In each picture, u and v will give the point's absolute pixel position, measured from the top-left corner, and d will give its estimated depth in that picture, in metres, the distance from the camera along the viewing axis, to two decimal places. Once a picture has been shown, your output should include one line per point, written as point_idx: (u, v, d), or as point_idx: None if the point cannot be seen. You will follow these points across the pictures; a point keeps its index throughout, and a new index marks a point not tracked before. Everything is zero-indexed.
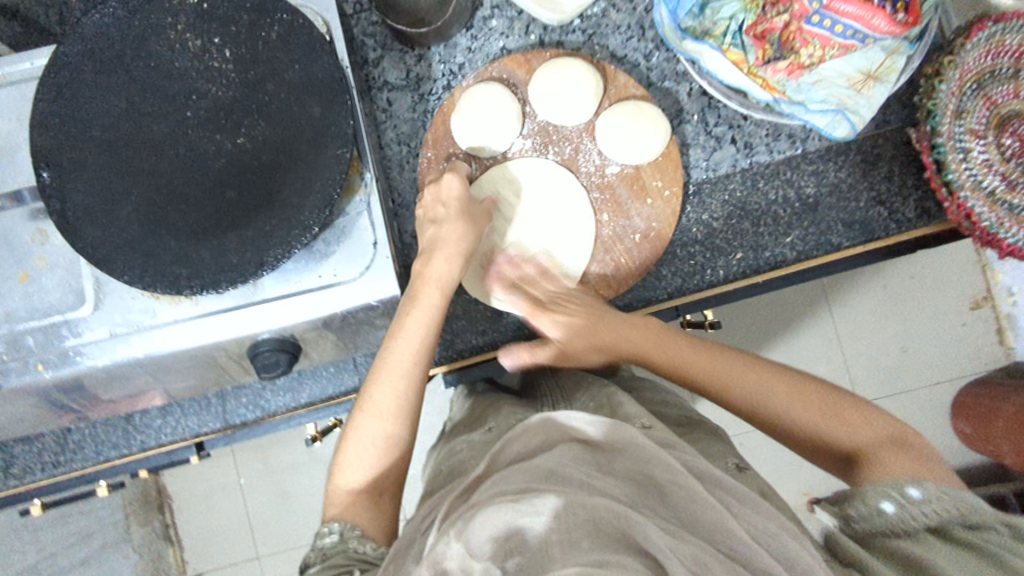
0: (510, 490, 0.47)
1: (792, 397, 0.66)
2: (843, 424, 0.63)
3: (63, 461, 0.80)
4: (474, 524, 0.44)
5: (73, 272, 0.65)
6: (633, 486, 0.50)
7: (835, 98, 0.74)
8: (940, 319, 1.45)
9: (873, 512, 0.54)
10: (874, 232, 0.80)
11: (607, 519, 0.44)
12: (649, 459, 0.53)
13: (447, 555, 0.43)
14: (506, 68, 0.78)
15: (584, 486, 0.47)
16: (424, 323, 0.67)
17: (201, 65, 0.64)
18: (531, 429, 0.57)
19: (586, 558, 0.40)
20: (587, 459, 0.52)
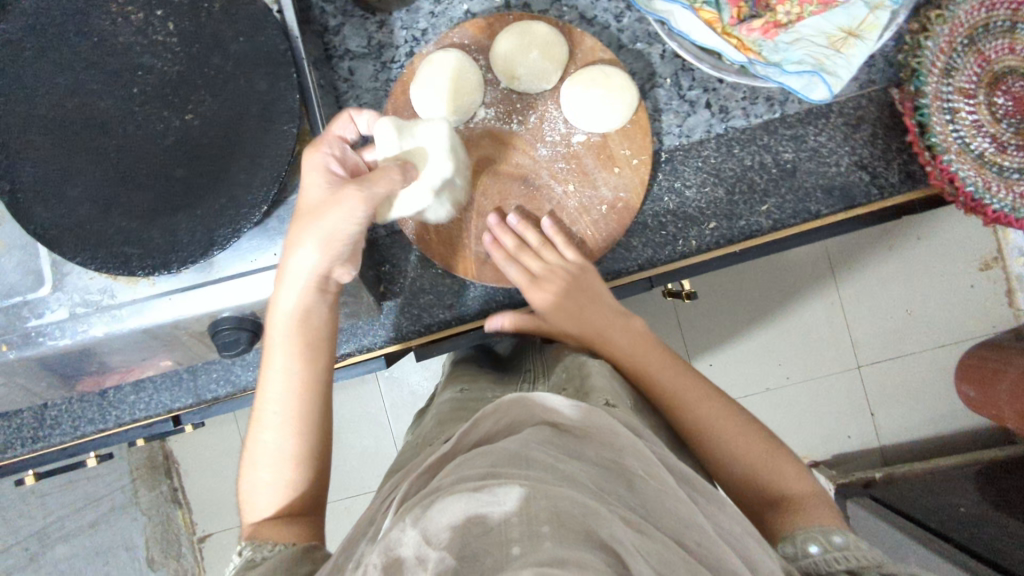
0: (476, 472, 0.46)
1: (747, 442, 0.65)
2: (772, 464, 0.64)
3: (41, 437, 0.81)
4: (432, 512, 0.42)
5: (30, 253, 0.65)
6: (600, 472, 0.49)
7: (813, 57, 0.70)
8: (943, 282, 1.42)
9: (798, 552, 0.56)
10: (855, 199, 0.76)
11: (573, 513, 0.42)
12: (620, 448, 0.53)
13: (398, 543, 0.41)
14: (468, 34, 0.75)
15: (550, 471, 0.46)
16: (289, 354, 0.66)
17: (145, 39, 0.62)
18: (503, 406, 0.57)
19: (545, 555, 0.38)
20: (554, 441, 0.52)
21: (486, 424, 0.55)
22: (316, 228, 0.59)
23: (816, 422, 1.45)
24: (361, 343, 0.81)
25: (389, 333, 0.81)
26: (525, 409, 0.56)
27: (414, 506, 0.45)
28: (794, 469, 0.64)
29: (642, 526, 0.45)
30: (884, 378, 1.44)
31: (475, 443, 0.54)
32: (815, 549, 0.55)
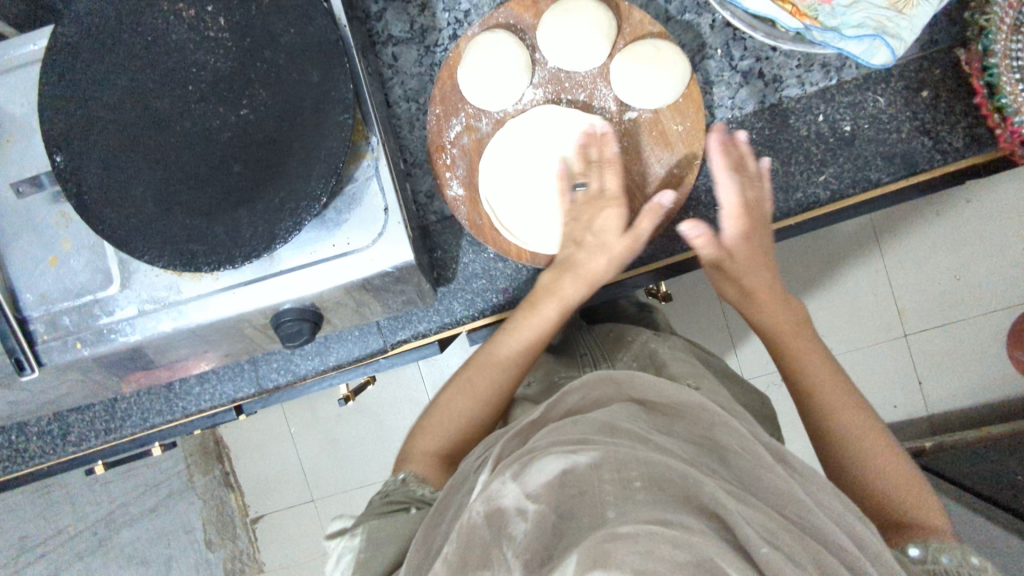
0: (566, 439, 0.46)
1: (878, 444, 0.65)
2: (906, 478, 0.63)
3: (113, 428, 0.84)
4: (530, 471, 0.43)
5: (98, 253, 0.67)
6: (693, 446, 0.48)
7: (873, 20, 0.67)
8: (1001, 245, 1.36)
9: (926, 558, 0.57)
10: (917, 165, 0.74)
11: (675, 481, 0.41)
12: (712, 423, 0.51)
13: (501, 496, 0.42)
14: (513, 13, 0.74)
15: (640, 440, 0.45)
16: (545, 333, 0.69)
17: (197, 36, 0.62)
18: (589, 384, 0.56)
19: (647, 516, 0.37)
20: (643, 417, 0.51)
21: (577, 397, 0.55)
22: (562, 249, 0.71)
23: (865, 393, 1.43)
24: (417, 330, 0.81)
25: (445, 318, 0.81)
26: (613, 387, 0.55)
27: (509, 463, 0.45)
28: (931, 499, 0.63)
29: (742, 495, 0.43)
30: (935, 345, 1.41)
31: (561, 417, 0.53)
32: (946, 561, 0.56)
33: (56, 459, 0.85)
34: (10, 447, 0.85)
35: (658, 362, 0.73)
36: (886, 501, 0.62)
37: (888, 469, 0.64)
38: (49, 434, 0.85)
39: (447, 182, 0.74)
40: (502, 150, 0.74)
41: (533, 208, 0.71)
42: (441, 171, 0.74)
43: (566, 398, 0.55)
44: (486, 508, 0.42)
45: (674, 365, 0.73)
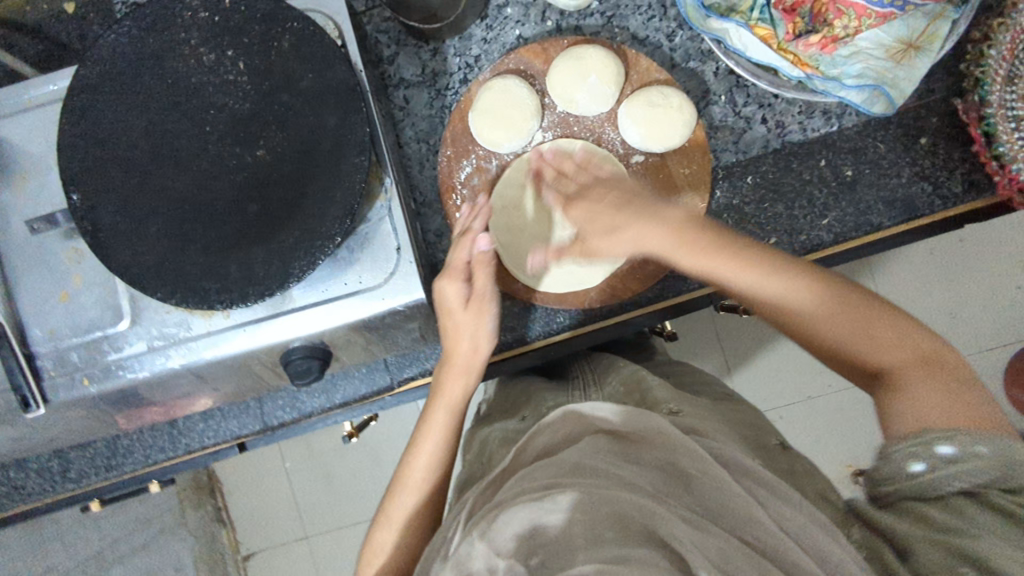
0: (533, 486, 0.48)
1: (844, 316, 0.63)
2: (881, 337, 0.61)
3: (115, 464, 0.84)
4: (497, 525, 0.45)
5: (109, 289, 0.67)
6: (659, 475, 0.51)
7: (873, 70, 0.70)
8: (992, 283, 1.44)
9: (900, 473, 0.54)
10: (916, 211, 0.76)
11: (634, 516, 0.44)
12: (674, 448, 0.54)
13: (469, 557, 0.44)
14: (523, 59, 0.76)
15: (608, 476, 0.48)
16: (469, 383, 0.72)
17: (216, 79, 0.64)
18: (558, 422, 0.61)
19: (608, 554, 0.39)
20: (613, 449, 0.54)
21: (545, 441, 0.59)
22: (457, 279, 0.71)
23: None
24: (424, 368, 0.82)
25: None
26: (580, 423, 0.59)
27: (482, 518, 0.48)
28: (899, 331, 0.61)
29: (702, 522, 0.45)
30: None
31: (535, 455, 0.58)
32: (917, 469, 0.53)
33: (54, 496, 0.84)
34: (7, 484, 0.84)
35: (647, 389, 0.75)
36: (854, 354, 0.63)
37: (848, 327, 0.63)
38: (48, 470, 0.84)
39: (456, 223, 0.77)
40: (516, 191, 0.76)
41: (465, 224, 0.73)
42: (451, 213, 0.77)
43: (531, 444, 0.59)
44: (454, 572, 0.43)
45: (658, 389, 0.74)
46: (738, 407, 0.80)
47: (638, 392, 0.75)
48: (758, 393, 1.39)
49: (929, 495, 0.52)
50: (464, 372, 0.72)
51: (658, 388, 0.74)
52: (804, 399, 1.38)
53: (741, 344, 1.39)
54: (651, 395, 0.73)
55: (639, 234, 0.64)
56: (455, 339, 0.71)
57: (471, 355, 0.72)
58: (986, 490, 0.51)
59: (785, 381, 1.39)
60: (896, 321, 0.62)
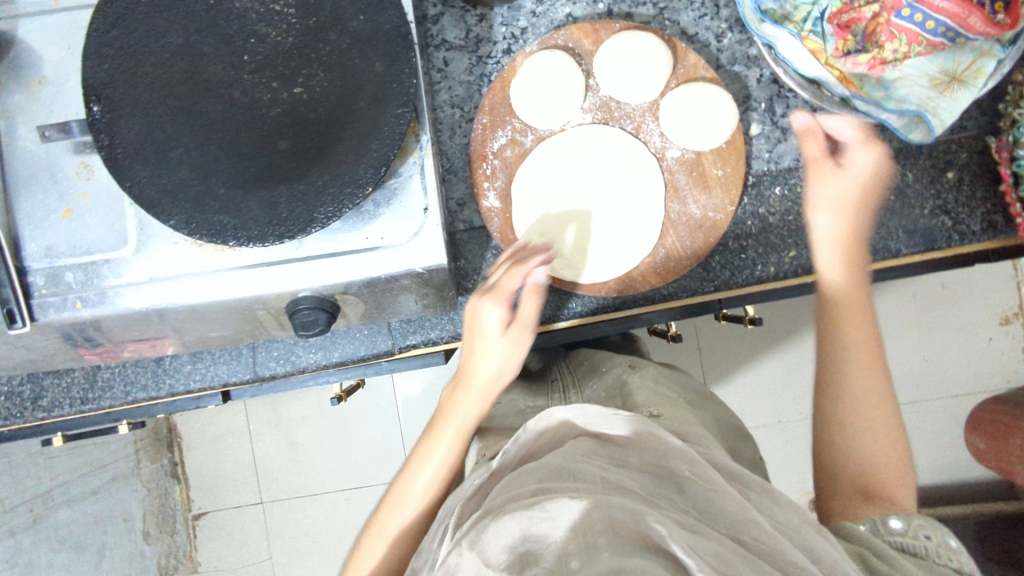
0: (523, 492, 0.47)
1: (881, 437, 0.65)
2: (890, 444, 0.65)
3: (90, 398, 0.80)
4: (487, 536, 0.43)
5: (117, 211, 0.64)
6: (649, 478, 0.49)
7: (916, 97, 0.71)
8: (970, 330, 1.49)
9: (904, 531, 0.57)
10: (935, 243, 0.77)
11: (627, 520, 0.42)
12: (665, 453, 0.52)
13: (459, 566, 0.42)
14: (573, 37, 0.75)
15: (596, 481, 0.46)
16: (493, 396, 0.70)
17: (262, 7, 0.61)
18: (548, 427, 0.58)
19: (606, 567, 0.37)
20: (598, 452, 0.52)
21: (530, 438, 0.58)
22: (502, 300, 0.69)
23: None
24: (427, 337, 0.80)
25: (459, 329, 0.80)
26: (568, 426, 0.58)
27: (472, 528, 0.46)
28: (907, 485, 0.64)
29: (695, 526, 0.43)
30: None
31: (517, 463, 0.56)
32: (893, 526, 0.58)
33: (20, 423, 0.80)
34: None
35: (630, 393, 0.75)
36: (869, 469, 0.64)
37: (876, 441, 0.65)
38: (18, 395, 0.80)
39: (484, 191, 0.76)
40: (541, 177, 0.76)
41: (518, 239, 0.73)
42: (479, 180, 0.76)
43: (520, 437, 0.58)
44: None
45: (640, 393, 0.74)
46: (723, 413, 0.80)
47: (620, 395, 0.76)
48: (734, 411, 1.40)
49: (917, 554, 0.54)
50: (485, 396, 0.70)
51: (642, 392, 0.74)
52: (777, 422, 1.39)
53: (727, 359, 1.40)
54: (633, 400, 0.73)
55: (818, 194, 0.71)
56: (482, 364, 0.69)
57: (493, 381, 0.70)
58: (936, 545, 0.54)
59: (762, 402, 1.40)
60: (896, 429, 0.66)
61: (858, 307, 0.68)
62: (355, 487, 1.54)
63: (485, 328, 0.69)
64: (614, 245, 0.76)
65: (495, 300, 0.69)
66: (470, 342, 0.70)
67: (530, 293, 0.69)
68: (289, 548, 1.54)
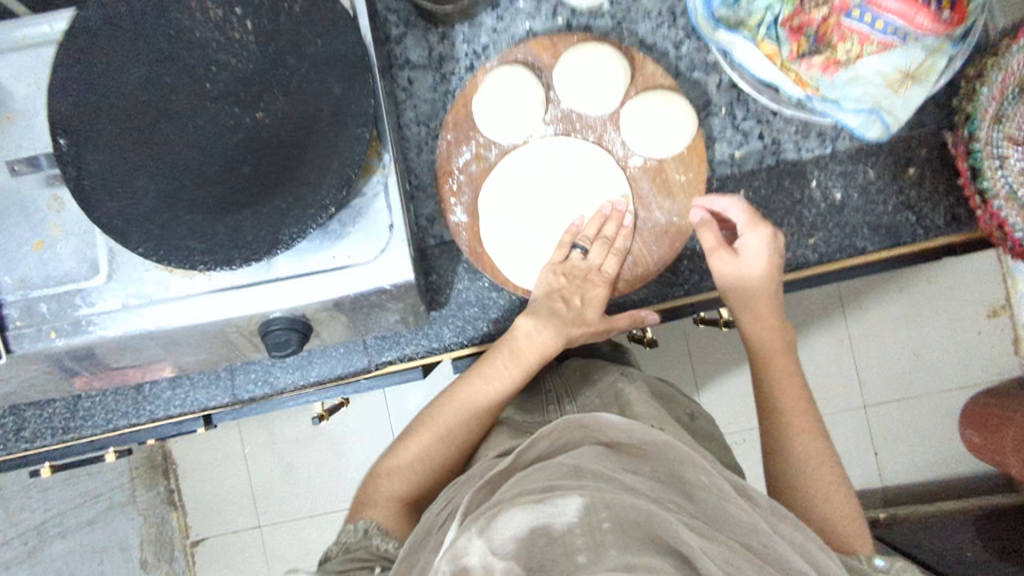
0: (533, 486, 0.45)
1: (828, 473, 0.71)
2: (840, 502, 0.70)
3: (72, 427, 0.81)
4: (495, 524, 0.41)
5: (88, 241, 0.65)
6: (658, 484, 0.49)
7: (871, 96, 0.72)
8: (956, 324, 1.49)
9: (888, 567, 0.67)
10: (900, 239, 0.79)
11: (639, 521, 0.42)
12: (678, 460, 0.50)
13: (464, 554, 0.40)
14: (531, 51, 0.77)
15: (612, 482, 0.45)
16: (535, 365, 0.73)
17: (221, 35, 0.62)
18: (557, 429, 0.53)
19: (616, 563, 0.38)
20: (610, 459, 0.50)
21: (541, 446, 0.52)
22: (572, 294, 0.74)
23: None
24: (402, 352, 0.81)
25: (433, 343, 0.81)
26: (581, 429, 0.53)
27: (479, 513, 0.44)
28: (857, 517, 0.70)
29: (705, 529, 0.45)
30: (889, 417, 1.51)
31: (529, 463, 0.51)
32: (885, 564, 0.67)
33: (4, 455, 0.81)
34: None
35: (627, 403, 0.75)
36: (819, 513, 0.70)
37: (827, 486, 0.71)
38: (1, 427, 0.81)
39: (451, 207, 0.78)
40: (513, 174, 0.77)
41: (581, 249, 0.76)
42: (446, 197, 0.77)
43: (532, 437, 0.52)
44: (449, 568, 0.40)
45: (639, 404, 0.74)
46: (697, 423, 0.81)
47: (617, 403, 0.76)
48: (724, 414, 1.40)
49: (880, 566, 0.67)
50: (522, 364, 0.73)
51: (641, 404, 0.73)
52: None
53: (715, 362, 1.40)
54: (633, 409, 0.73)
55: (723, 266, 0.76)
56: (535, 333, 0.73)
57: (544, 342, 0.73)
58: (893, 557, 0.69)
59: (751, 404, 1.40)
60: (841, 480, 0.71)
61: (786, 373, 0.75)
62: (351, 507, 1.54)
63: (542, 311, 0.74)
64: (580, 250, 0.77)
65: (537, 319, 0.73)
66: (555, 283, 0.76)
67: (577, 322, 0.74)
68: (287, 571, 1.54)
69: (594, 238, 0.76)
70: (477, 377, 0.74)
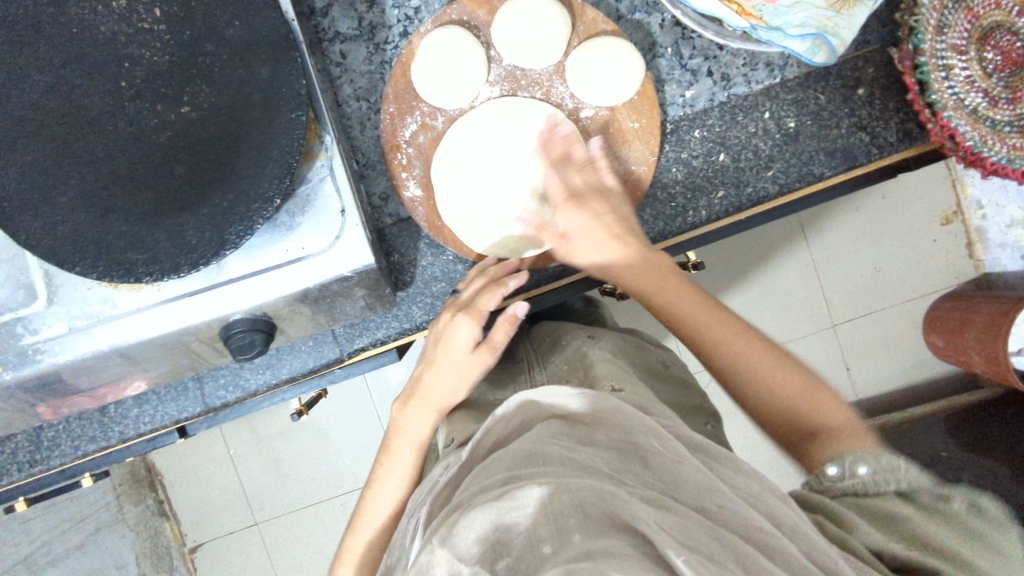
0: (492, 483, 0.44)
1: (778, 378, 0.63)
2: (818, 399, 0.63)
3: (39, 459, 0.78)
4: (458, 529, 0.41)
5: (18, 266, 0.61)
6: (615, 455, 0.47)
7: (814, 20, 0.71)
8: (914, 235, 1.53)
9: (845, 474, 0.57)
10: (856, 160, 0.78)
11: (593, 501, 0.40)
12: (630, 427, 0.50)
13: (431, 567, 0.40)
14: (466, 10, 0.74)
15: (565, 462, 0.44)
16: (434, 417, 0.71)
17: (130, 28, 0.57)
18: (513, 410, 0.56)
19: (574, 551, 0.36)
20: (566, 432, 0.50)
21: (499, 426, 0.56)
22: (452, 342, 0.71)
23: None
24: (375, 337, 0.79)
25: (404, 324, 0.79)
26: (533, 407, 0.55)
27: (440, 524, 0.44)
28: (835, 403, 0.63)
29: (663, 501, 0.42)
30: (858, 333, 1.55)
31: (488, 450, 0.54)
32: (861, 472, 0.57)
33: None
34: None
35: (591, 364, 0.72)
36: (795, 417, 0.62)
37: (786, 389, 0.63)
38: None
39: (404, 182, 0.75)
40: (462, 140, 0.75)
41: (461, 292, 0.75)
42: (397, 172, 0.75)
43: (489, 425, 0.56)
44: None
45: (601, 364, 0.70)
46: (674, 387, 0.79)
47: (580, 367, 0.72)
48: (700, 352, 1.42)
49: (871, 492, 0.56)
50: (425, 416, 0.71)
51: (602, 363, 0.70)
52: None
53: None
54: (593, 372, 0.69)
55: (585, 241, 0.70)
56: (436, 381, 0.71)
57: (447, 394, 0.71)
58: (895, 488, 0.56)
59: None
60: (807, 380, 0.64)
61: (708, 306, 0.67)
62: (346, 491, 1.54)
63: (433, 357, 0.72)
64: (543, 215, 0.76)
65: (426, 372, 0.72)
66: (438, 348, 0.72)
67: (453, 358, 0.70)
68: (292, 561, 1.54)
69: (477, 274, 0.74)
70: (385, 458, 0.72)
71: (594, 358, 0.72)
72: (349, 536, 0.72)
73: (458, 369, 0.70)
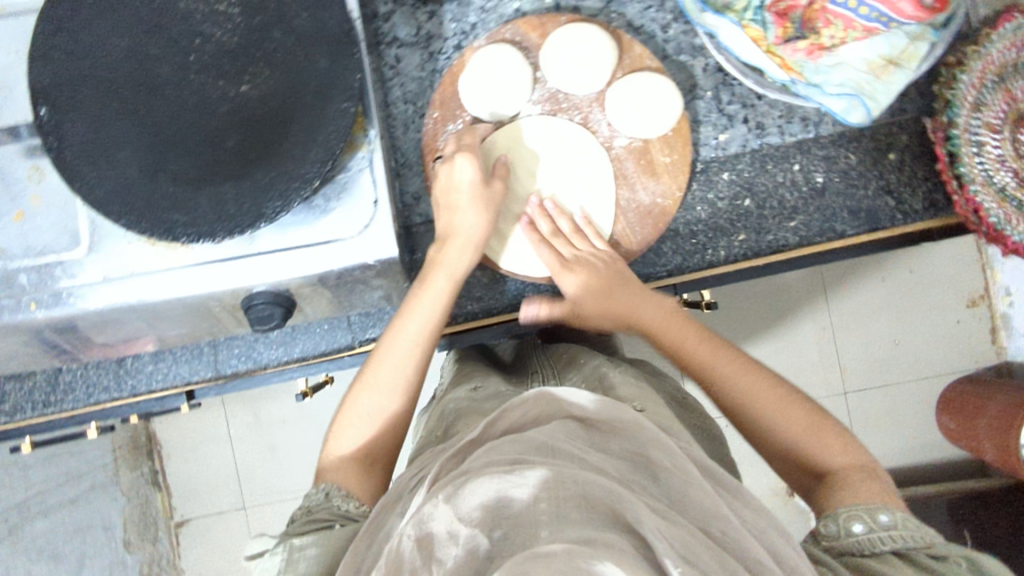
0: (503, 458, 0.45)
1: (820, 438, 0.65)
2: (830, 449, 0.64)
3: (55, 401, 0.81)
4: (464, 490, 0.42)
5: (69, 212, 0.65)
6: (626, 464, 0.48)
7: (854, 82, 0.73)
8: (938, 314, 1.52)
9: (842, 531, 0.57)
10: (879, 223, 0.80)
11: (601, 497, 0.42)
12: (644, 441, 0.50)
13: (432, 514, 0.42)
14: (519, 31, 0.78)
15: (577, 461, 0.45)
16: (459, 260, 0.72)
17: (207, 8, 0.62)
18: (528, 400, 0.53)
19: (573, 535, 0.38)
20: (580, 435, 0.50)
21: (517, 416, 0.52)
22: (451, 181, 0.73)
23: None
24: None
25: None
26: (548, 400, 0.53)
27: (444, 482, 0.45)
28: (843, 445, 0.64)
29: (666, 512, 0.44)
30: (870, 402, 1.52)
31: (500, 433, 0.51)
32: (884, 521, 0.57)
33: None
34: None
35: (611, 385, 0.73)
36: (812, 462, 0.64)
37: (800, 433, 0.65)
38: None
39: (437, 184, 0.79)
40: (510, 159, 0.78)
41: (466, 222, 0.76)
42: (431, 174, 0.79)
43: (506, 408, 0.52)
44: (416, 532, 0.42)
45: (622, 385, 0.72)
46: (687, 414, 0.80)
47: (599, 385, 0.73)
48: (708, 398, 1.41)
49: (868, 554, 0.55)
50: (447, 263, 0.72)
51: (623, 385, 0.71)
52: None
53: None
54: (615, 391, 0.71)
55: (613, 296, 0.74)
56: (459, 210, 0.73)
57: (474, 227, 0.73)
58: (913, 552, 0.55)
59: None
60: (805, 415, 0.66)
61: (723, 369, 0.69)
62: None
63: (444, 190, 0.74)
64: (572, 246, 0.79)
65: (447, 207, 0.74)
66: (446, 184, 0.75)
67: (461, 192, 0.73)
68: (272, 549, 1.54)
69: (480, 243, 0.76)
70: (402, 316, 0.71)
71: (617, 381, 0.73)
72: (359, 378, 0.70)
73: (467, 236, 0.73)
